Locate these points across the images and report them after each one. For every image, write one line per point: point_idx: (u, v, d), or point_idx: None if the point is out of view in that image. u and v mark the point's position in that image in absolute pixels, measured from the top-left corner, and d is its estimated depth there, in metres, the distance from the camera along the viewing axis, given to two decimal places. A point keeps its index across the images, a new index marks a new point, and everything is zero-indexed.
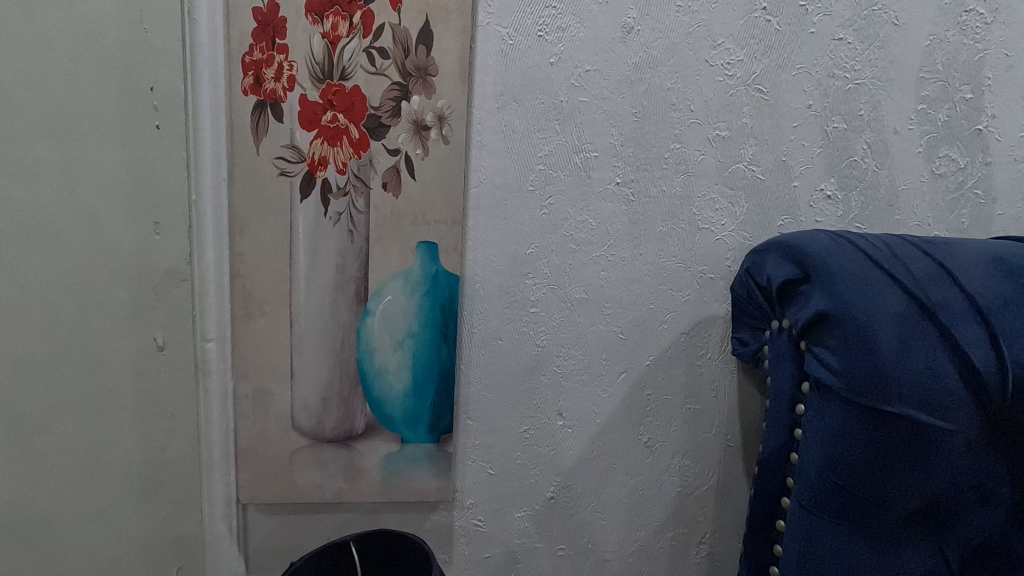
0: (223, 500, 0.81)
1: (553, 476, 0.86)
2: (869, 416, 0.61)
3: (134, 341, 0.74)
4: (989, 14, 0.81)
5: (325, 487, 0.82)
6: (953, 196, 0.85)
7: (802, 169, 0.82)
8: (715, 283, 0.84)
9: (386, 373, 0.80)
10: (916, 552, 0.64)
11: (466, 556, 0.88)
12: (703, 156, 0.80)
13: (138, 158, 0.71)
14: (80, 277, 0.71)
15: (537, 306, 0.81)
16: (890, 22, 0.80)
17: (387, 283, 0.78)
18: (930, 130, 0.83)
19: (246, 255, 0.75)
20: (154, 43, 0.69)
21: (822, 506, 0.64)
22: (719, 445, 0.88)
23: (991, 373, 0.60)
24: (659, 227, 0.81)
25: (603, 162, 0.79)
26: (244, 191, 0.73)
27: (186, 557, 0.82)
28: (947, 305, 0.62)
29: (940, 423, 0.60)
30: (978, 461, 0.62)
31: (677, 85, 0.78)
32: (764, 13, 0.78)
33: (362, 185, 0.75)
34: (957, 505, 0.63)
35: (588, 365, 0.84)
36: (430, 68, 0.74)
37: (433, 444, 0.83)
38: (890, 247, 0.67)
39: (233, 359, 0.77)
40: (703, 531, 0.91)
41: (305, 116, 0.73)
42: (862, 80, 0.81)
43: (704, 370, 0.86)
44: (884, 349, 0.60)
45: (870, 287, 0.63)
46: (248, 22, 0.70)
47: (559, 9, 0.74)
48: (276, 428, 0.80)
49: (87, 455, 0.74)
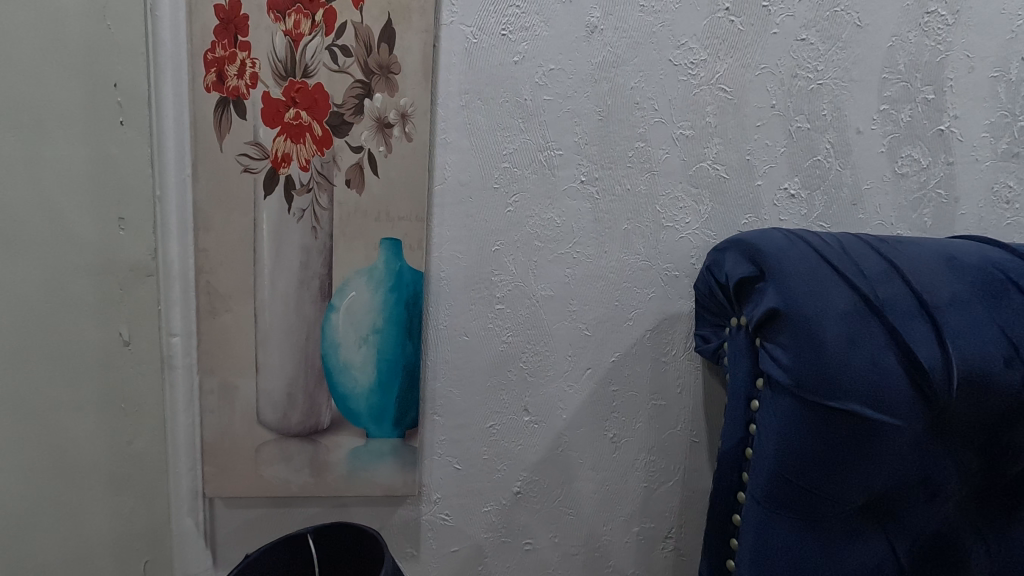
0: (189, 492, 0.82)
1: (519, 471, 0.87)
2: (817, 412, 0.62)
3: (102, 336, 0.74)
4: (950, 15, 0.82)
5: (291, 480, 0.83)
6: (915, 196, 0.86)
7: (766, 167, 0.83)
8: (680, 280, 0.84)
9: (351, 368, 0.80)
10: (866, 547, 0.65)
11: (434, 551, 0.89)
12: (667, 155, 0.81)
13: (103, 154, 0.70)
14: (52, 273, 0.69)
15: (503, 302, 0.82)
16: (852, 23, 0.81)
17: (351, 279, 0.79)
18: (893, 130, 0.84)
19: (210, 251, 0.76)
20: (118, 40, 0.69)
21: (775, 501, 0.65)
22: (684, 441, 0.89)
23: (936, 370, 0.61)
24: (624, 225, 0.82)
25: (567, 161, 0.80)
26: (208, 188, 0.75)
27: (154, 549, 0.83)
28: (895, 303, 0.63)
29: (886, 419, 0.61)
30: (925, 456, 0.63)
31: (641, 84, 0.79)
32: (727, 13, 0.78)
33: (326, 181, 0.76)
34: (905, 499, 0.65)
35: (554, 361, 0.85)
36: (392, 67, 0.74)
37: (399, 439, 0.83)
38: (843, 246, 0.68)
39: (199, 354, 0.79)
40: (669, 525, 0.92)
41: (268, 113, 0.74)
42: (825, 80, 0.82)
43: (669, 367, 0.87)
44: (832, 346, 0.61)
45: (820, 285, 0.64)
46: (210, 20, 0.72)
47: (523, 8, 0.75)
48: (241, 422, 0.81)
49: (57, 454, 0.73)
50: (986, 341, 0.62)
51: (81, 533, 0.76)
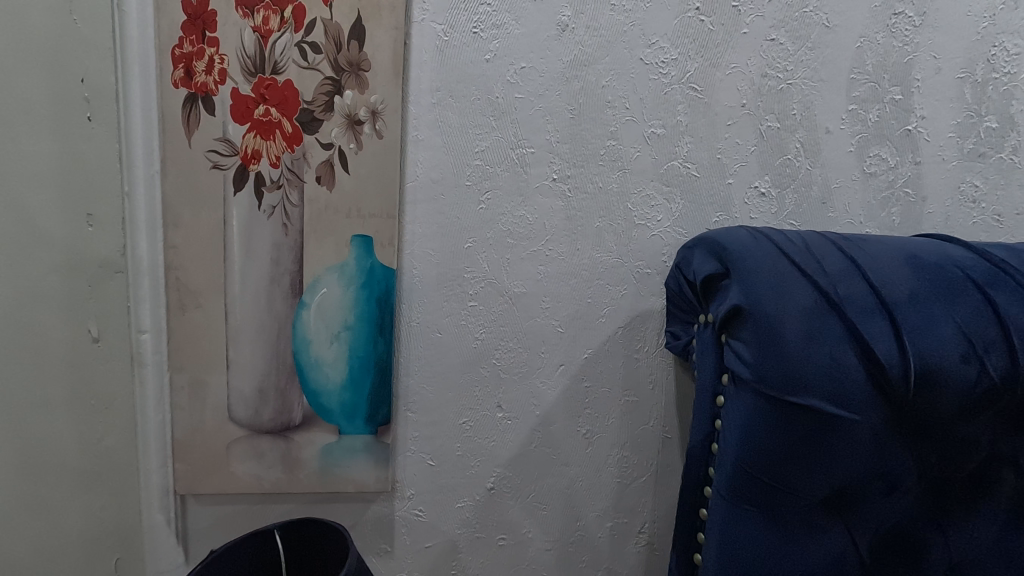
0: (160, 490, 0.82)
1: (493, 467, 0.88)
2: (778, 407, 0.62)
3: (70, 334, 0.72)
4: (917, 17, 0.83)
5: (263, 478, 0.83)
6: (884, 195, 0.87)
7: (736, 166, 0.84)
8: (651, 278, 0.85)
9: (323, 365, 0.81)
10: (827, 540, 0.66)
11: (408, 546, 0.90)
12: (638, 153, 0.82)
13: (70, 149, 0.69)
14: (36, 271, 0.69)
15: (475, 299, 0.83)
16: (821, 24, 0.81)
17: (322, 276, 0.79)
18: (861, 130, 0.85)
19: (179, 247, 0.76)
20: (85, 35, 0.68)
21: (739, 495, 0.66)
22: (657, 436, 0.90)
23: (893, 366, 0.62)
24: (596, 223, 0.83)
25: (539, 158, 0.80)
26: (177, 185, 0.75)
27: (125, 548, 0.81)
28: (855, 300, 0.64)
29: (845, 414, 0.62)
30: (883, 450, 0.64)
31: (612, 83, 0.79)
32: (697, 13, 0.79)
33: (296, 178, 0.76)
34: (865, 493, 0.66)
35: (527, 357, 0.85)
36: (363, 64, 0.74)
37: (371, 435, 0.84)
38: (806, 243, 0.69)
39: (169, 350, 0.79)
40: (642, 520, 0.93)
41: (237, 109, 0.74)
42: (795, 80, 0.83)
43: (641, 363, 0.88)
44: (792, 342, 0.62)
45: (782, 282, 0.64)
46: (178, 15, 0.71)
47: (494, 6, 0.75)
48: (212, 419, 0.81)
49: (29, 453, 0.71)
50: (943, 338, 0.63)
51: (56, 532, 0.74)
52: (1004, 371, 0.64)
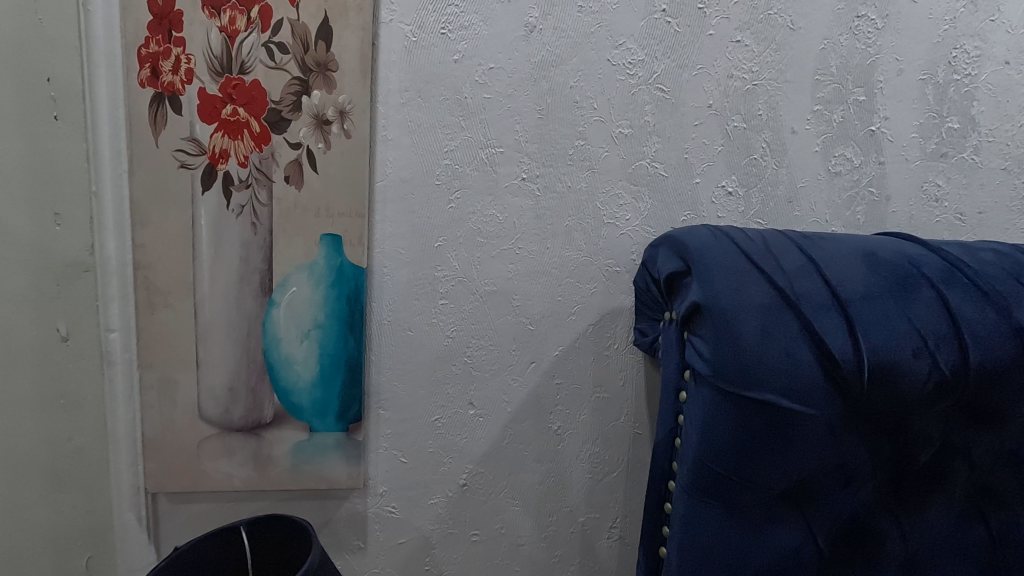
0: (131, 489, 0.82)
1: (466, 463, 0.89)
2: (735, 402, 0.64)
3: (39, 334, 0.71)
4: (880, 19, 0.84)
5: (234, 475, 0.83)
6: (849, 194, 0.89)
7: (703, 166, 0.85)
8: (621, 275, 0.86)
9: (293, 363, 0.81)
10: (786, 532, 0.68)
11: (381, 543, 0.90)
12: (606, 153, 0.83)
13: (38, 148, 0.68)
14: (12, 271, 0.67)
15: (446, 297, 0.83)
16: (785, 26, 0.83)
17: (291, 275, 0.79)
18: (826, 130, 0.87)
19: (147, 246, 0.76)
20: (49, 34, 0.68)
21: (700, 490, 0.67)
22: (628, 432, 0.91)
23: (846, 360, 0.64)
24: (565, 222, 0.84)
25: (508, 158, 0.81)
26: (144, 185, 0.75)
27: (95, 545, 0.82)
28: (810, 297, 0.65)
29: (800, 408, 0.64)
30: (839, 444, 0.66)
31: (580, 83, 0.80)
32: (663, 14, 0.80)
33: (264, 177, 0.77)
34: (822, 485, 0.67)
35: (498, 355, 0.86)
36: (330, 64, 0.75)
37: (343, 433, 0.84)
38: (765, 242, 0.71)
39: (138, 350, 0.79)
40: (614, 515, 0.94)
41: (204, 108, 0.75)
42: (760, 81, 0.84)
43: (611, 360, 0.89)
44: (748, 338, 0.64)
45: (739, 280, 0.66)
46: (144, 15, 0.72)
47: (462, 7, 0.76)
48: (183, 418, 0.81)
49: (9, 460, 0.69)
50: (896, 333, 0.65)
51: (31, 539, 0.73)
52: (955, 365, 0.66)
